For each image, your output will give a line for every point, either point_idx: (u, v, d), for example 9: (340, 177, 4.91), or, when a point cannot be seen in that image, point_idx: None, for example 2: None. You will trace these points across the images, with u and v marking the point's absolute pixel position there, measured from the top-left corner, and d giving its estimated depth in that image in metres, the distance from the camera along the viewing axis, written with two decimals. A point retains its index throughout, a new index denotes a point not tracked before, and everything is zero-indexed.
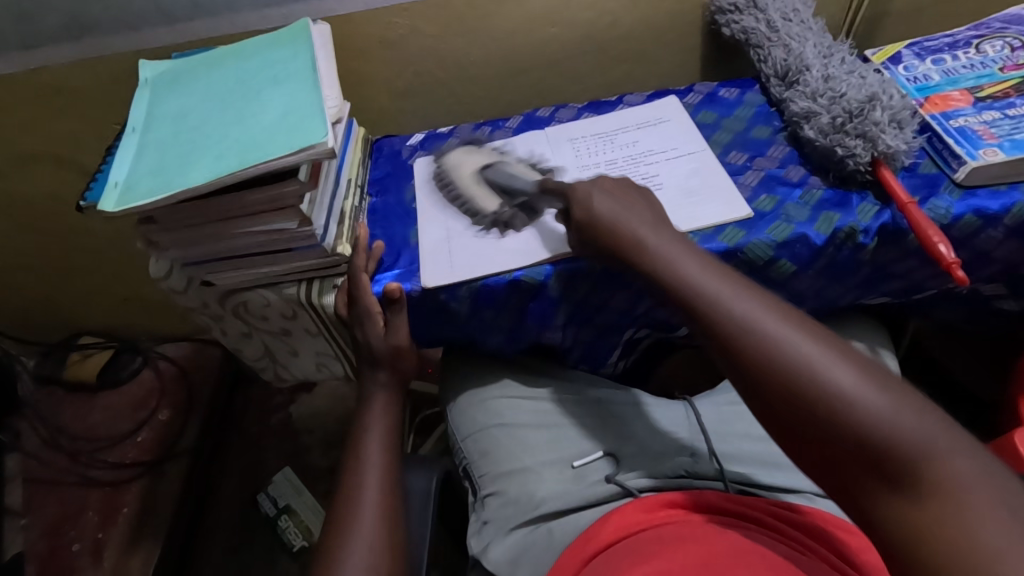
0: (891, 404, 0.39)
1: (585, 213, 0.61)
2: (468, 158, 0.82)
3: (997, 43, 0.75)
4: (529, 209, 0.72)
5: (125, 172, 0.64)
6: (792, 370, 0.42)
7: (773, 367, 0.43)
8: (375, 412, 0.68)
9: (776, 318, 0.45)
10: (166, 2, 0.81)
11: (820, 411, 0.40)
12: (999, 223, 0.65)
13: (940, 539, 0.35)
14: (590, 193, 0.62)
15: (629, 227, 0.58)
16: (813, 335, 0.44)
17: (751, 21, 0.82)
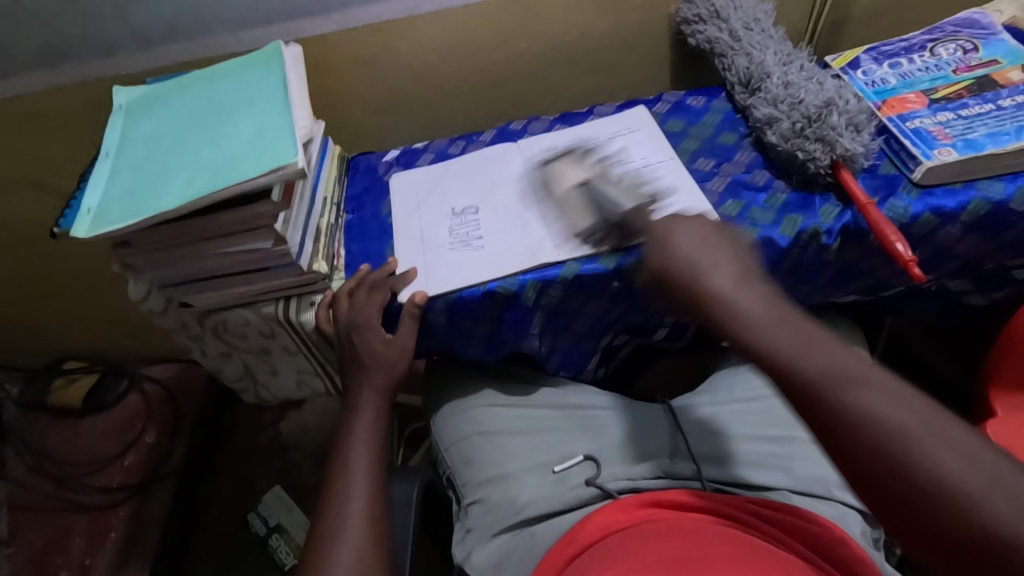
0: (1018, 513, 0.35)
1: (661, 261, 0.55)
2: (570, 169, 0.75)
3: (950, 46, 0.78)
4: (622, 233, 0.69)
5: (98, 197, 0.65)
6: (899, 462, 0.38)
7: (880, 459, 0.39)
8: (359, 421, 0.68)
9: (893, 410, 0.40)
10: (139, 27, 0.82)
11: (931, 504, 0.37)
12: (957, 220, 0.67)
13: None
14: (671, 238, 0.56)
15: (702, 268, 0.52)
16: (918, 415, 0.39)
17: (715, 31, 0.85)
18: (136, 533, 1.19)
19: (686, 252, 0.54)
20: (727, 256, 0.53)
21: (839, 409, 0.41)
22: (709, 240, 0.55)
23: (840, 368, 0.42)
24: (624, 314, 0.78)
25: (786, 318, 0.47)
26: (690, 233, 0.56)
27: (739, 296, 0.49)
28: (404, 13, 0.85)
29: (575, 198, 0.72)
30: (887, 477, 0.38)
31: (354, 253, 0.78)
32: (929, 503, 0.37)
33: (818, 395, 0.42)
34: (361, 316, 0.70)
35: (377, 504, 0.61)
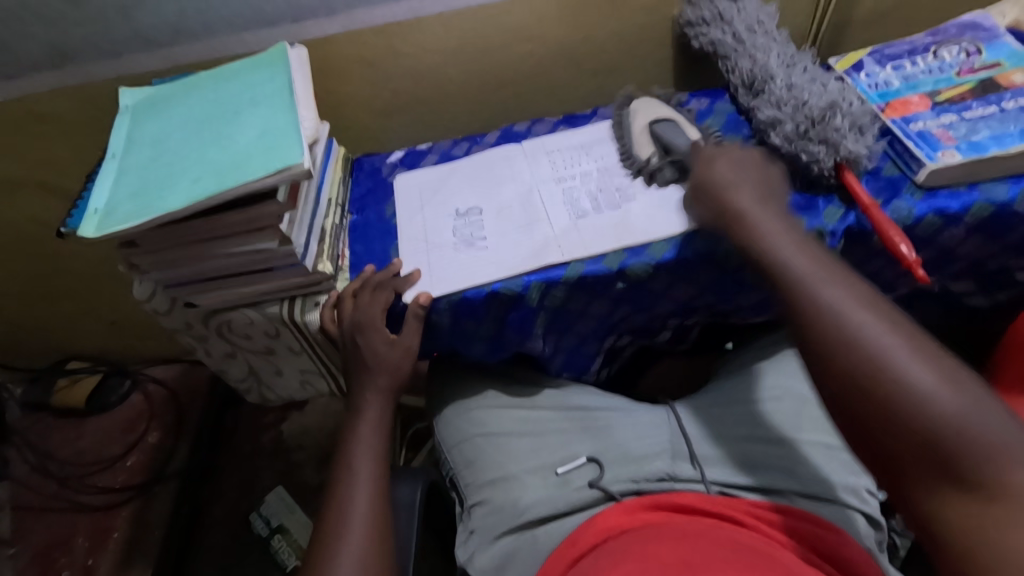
0: (954, 402, 0.42)
1: (701, 178, 0.66)
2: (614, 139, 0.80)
3: (953, 49, 0.78)
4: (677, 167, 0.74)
5: (105, 198, 0.65)
6: (862, 347, 0.47)
7: (860, 364, 0.46)
8: (364, 421, 0.68)
9: (871, 318, 0.49)
10: (145, 29, 0.83)
11: (880, 385, 0.45)
12: (960, 221, 0.67)
13: (978, 531, 0.38)
14: (707, 161, 0.67)
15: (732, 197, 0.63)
16: (894, 327, 0.48)
17: (718, 34, 0.85)
18: (139, 533, 1.19)
19: (715, 178, 0.65)
20: (755, 183, 0.65)
21: (836, 322, 0.49)
22: (746, 182, 0.65)
23: (843, 295, 0.51)
24: (627, 315, 0.78)
25: (814, 255, 0.57)
26: (734, 160, 0.67)
27: (754, 218, 0.61)
28: (408, 14, 0.85)
29: (642, 135, 0.78)
30: (857, 364, 0.47)
31: (358, 254, 0.78)
32: (898, 401, 0.44)
33: (821, 309, 0.51)
34: (365, 316, 0.70)
35: (381, 504, 0.61)
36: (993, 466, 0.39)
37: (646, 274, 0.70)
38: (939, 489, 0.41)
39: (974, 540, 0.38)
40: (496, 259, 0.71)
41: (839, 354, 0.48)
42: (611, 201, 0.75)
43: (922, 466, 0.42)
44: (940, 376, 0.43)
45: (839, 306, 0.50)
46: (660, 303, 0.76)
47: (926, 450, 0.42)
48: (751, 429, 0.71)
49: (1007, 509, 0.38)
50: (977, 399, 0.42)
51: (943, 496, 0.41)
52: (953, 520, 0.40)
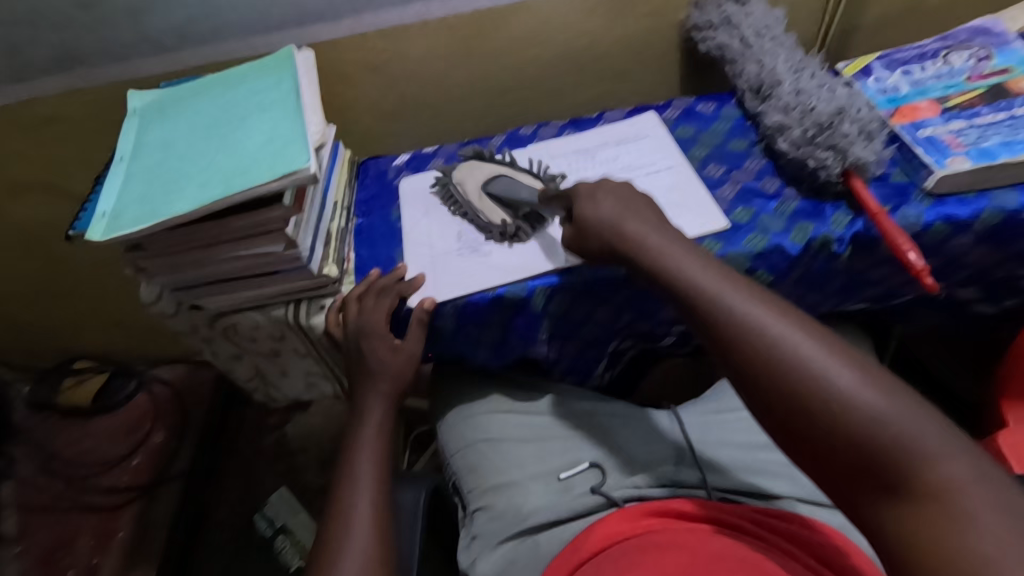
0: (880, 403, 0.42)
1: (590, 211, 0.62)
2: (471, 175, 0.79)
3: (963, 54, 0.77)
4: (532, 220, 0.73)
5: (113, 201, 0.65)
6: (780, 359, 0.46)
7: (786, 384, 0.45)
8: (368, 426, 0.68)
9: (784, 328, 0.47)
10: (153, 32, 0.83)
11: (802, 399, 0.44)
12: (970, 229, 0.66)
13: (918, 539, 0.39)
14: (595, 192, 0.64)
15: (630, 221, 0.60)
16: (809, 333, 0.47)
17: (725, 38, 0.85)
18: (142, 534, 1.19)
19: (612, 208, 0.61)
20: (643, 204, 0.62)
21: (751, 345, 0.47)
22: (630, 209, 0.61)
23: (751, 313, 0.49)
24: (632, 321, 0.77)
25: (720, 270, 0.54)
26: (617, 190, 0.63)
27: (655, 241, 0.58)
28: (414, 19, 0.85)
29: (483, 199, 0.76)
30: (777, 375, 0.46)
31: (363, 257, 0.78)
32: (826, 417, 0.43)
33: (736, 334, 0.48)
34: (369, 320, 0.70)
35: (384, 510, 0.61)
36: (926, 466, 0.40)
37: None
38: (880, 501, 0.41)
39: (922, 551, 0.38)
40: (501, 263, 0.71)
41: (758, 369, 0.47)
42: None
43: (861, 477, 0.42)
44: (861, 375, 0.44)
45: (749, 319, 0.48)
46: (665, 309, 0.76)
47: (863, 461, 0.42)
48: (711, 442, 0.70)
49: (941, 510, 0.39)
50: (893, 396, 0.43)
51: (884, 506, 0.41)
52: (895, 532, 0.40)
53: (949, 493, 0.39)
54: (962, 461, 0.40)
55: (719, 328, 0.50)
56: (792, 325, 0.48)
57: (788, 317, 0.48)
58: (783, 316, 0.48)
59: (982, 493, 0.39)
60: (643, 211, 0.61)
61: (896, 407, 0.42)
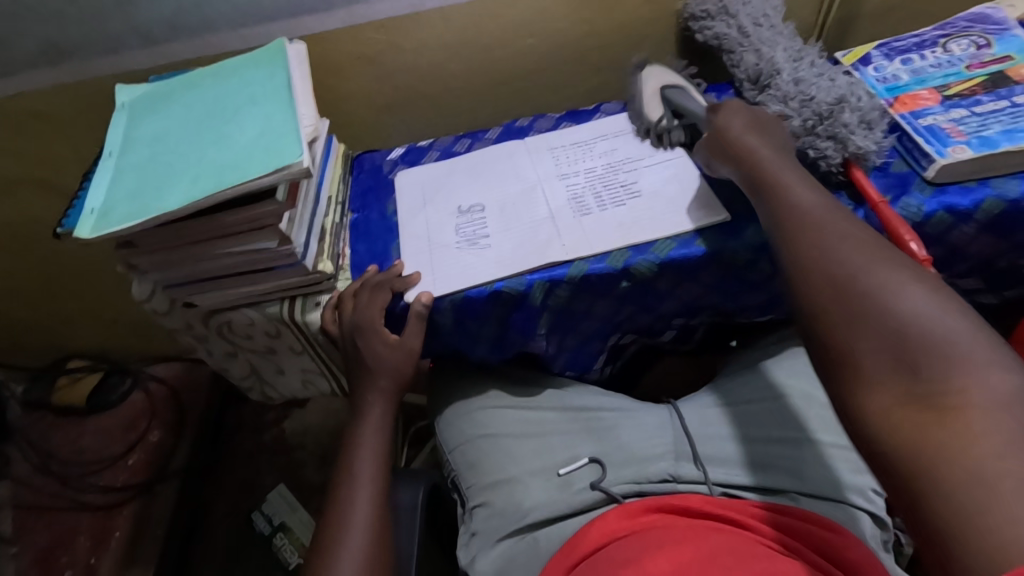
0: (944, 321, 0.45)
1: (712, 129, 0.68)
2: (661, 75, 0.82)
3: (963, 42, 0.76)
4: (690, 131, 0.78)
5: (102, 198, 0.64)
6: (856, 269, 0.51)
7: (852, 288, 0.50)
8: (366, 423, 0.67)
9: (868, 256, 0.51)
10: (143, 24, 0.81)
11: (869, 304, 0.48)
12: (970, 219, 0.66)
13: (929, 435, 0.40)
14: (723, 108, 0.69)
15: (749, 140, 0.65)
16: (892, 261, 0.51)
17: (723, 28, 0.83)
18: (141, 532, 1.19)
19: (729, 121, 0.69)
20: (771, 128, 0.67)
21: (828, 248, 0.53)
22: (757, 127, 0.66)
23: (834, 226, 0.56)
24: (632, 314, 0.77)
25: (823, 195, 0.59)
26: (742, 110, 0.68)
27: (766, 161, 0.62)
28: (408, 9, 0.84)
29: (650, 99, 0.81)
30: (852, 281, 0.50)
31: (359, 253, 0.77)
32: (887, 319, 0.47)
33: (814, 238, 0.55)
34: (364, 316, 0.68)
35: (382, 508, 0.60)
36: (956, 367, 0.42)
37: (652, 272, 0.69)
38: (895, 391, 0.44)
39: (921, 444, 0.40)
40: (499, 257, 0.70)
41: (835, 279, 0.51)
42: (616, 199, 0.74)
43: (883, 370, 0.45)
44: (934, 299, 0.47)
45: (836, 241, 0.54)
46: (665, 302, 0.75)
47: (898, 356, 0.45)
48: (710, 431, 0.71)
49: (961, 409, 0.40)
50: (943, 313, 0.46)
51: (901, 405, 0.44)
52: (901, 422, 0.43)
53: (976, 397, 0.40)
54: (1004, 378, 0.41)
55: (807, 242, 0.55)
56: (873, 250, 0.52)
57: (875, 247, 0.52)
58: (868, 244, 0.53)
59: (1009, 403, 0.39)
60: (759, 134, 0.66)
61: (964, 334, 0.44)
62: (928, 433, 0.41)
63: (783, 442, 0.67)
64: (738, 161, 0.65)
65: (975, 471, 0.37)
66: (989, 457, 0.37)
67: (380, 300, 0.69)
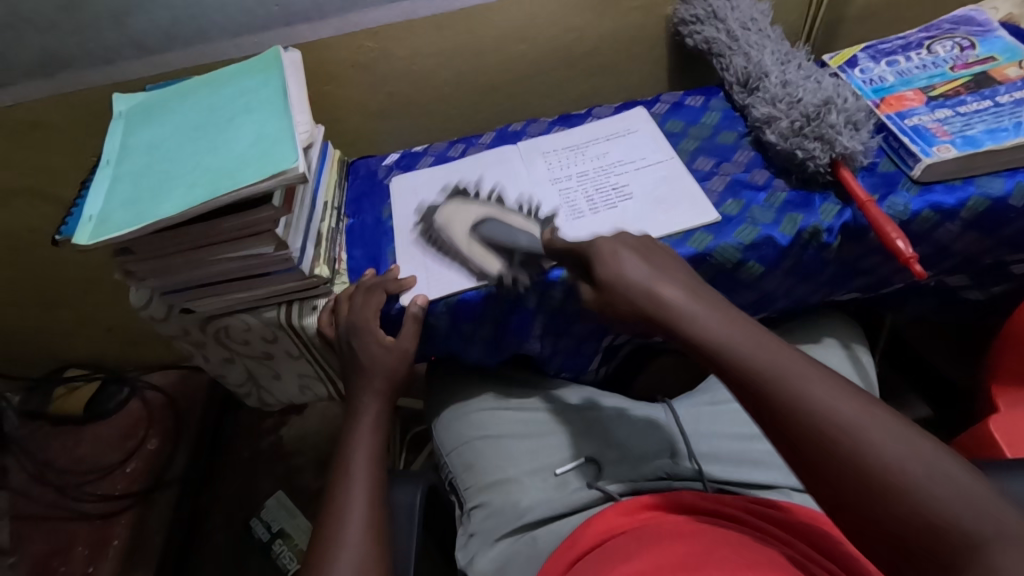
0: (938, 487, 0.38)
1: (610, 272, 0.57)
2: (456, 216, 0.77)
3: (947, 44, 0.78)
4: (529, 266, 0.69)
5: (100, 204, 0.65)
6: (824, 425, 0.42)
7: (822, 449, 0.42)
8: (361, 425, 0.68)
9: (832, 400, 0.43)
10: (139, 34, 0.82)
11: (856, 476, 0.40)
12: (957, 216, 0.67)
13: None
14: (618, 252, 0.58)
15: (666, 287, 0.54)
16: (854, 399, 0.43)
17: (712, 32, 0.85)
18: (138, 541, 1.18)
19: (627, 265, 0.57)
20: (672, 263, 0.58)
21: (786, 395, 0.44)
22: (660, 267, 0.57)
23: (795, 369, 0.45)
24: None
25: (752, 330, 0.50)
26: (636, 250, 0.59)
27: (684, 310, 0.52)
28: (401, 17, 0.85)
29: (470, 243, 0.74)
30: (817, 442, 0.42)
31: (355, 258, 0.78)
32: (876, 492, 0.39)
33: (785, 397, 0.44)
34: (360, 316, 0.69)
35: (378, 509, 0.61)
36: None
37: None
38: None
39: None
40: (493, 261, 0.71)
41: (801, 441, 0.43)
42: (608, 201, 0.75)
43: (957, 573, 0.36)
44: (913, 451, 0.39)
45: (792, 385, 0.45)
46: None
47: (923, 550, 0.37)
48: (717, 428, 0.71)
49: None
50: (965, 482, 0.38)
51: None
52: None
53: None
54: None
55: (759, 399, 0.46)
56: (829, 390, 0.44)
57: (831, 386, 0.44)
58: (823, 382, 0.44)
59: None
60: (666, 269, 0.57)
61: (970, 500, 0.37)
62: None
63: (772, 438, 0.69)
64: (661, 316, 0.53)
65: None
66: None
67: (375, 303, 0.69)
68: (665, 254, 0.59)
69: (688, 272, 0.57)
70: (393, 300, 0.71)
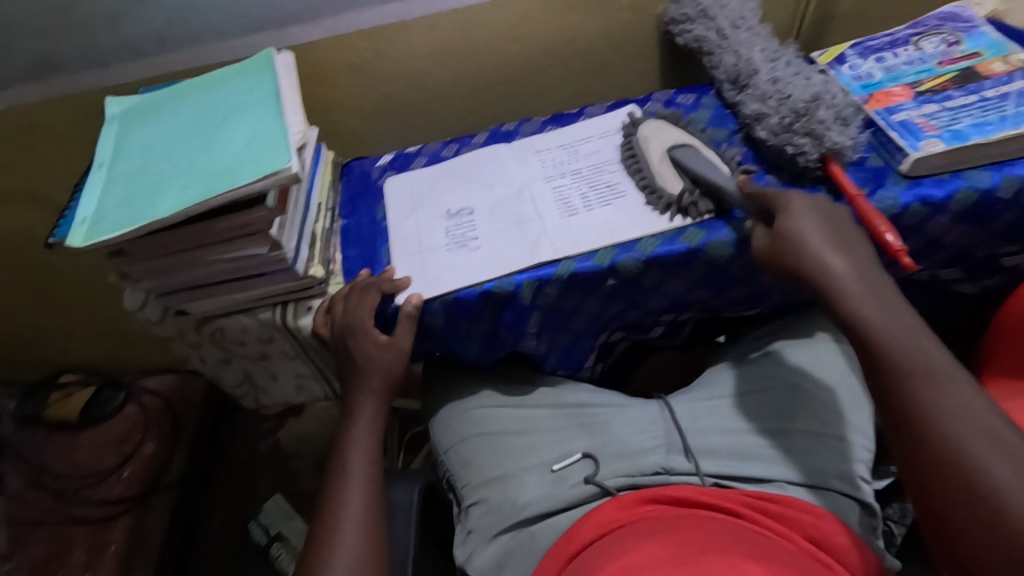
0: None
1: (785, 228, 0.61)
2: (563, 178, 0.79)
3: (934, 40, 0.79)
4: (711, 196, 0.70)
5: (93, 206, 0.65)
6: (941, 436, 0.48)
7: (932, 452, 0.48)
8: (358, 425, 0.68)
9: (967, 410, 0.49)
10: (132, 37, 0.83)
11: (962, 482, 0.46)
12: (946, 209, 0.67)
13: None
14: (796, 209, 0.62)
15: (831, 262, 0.59)
16: (977, 423, 0.48)
17: (702, 30, 0.85)
18: (135, 546, 1.18)
19: (808, 228, 0.60)
20: (845, 233, 0.62)
21: (908, 404, 0.51)
22: (831, 236, 0.61)
23: (931, 374, 0.51)
24: (620, 311, 0.78)
25: (904, 322, 0.55)
26: (816, 212, 0.62)
27: (847, 288, 0.58)
28: (394, 18, 0.86)
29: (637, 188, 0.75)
30: (935, 442, 0.48)
31: (350, 258, 0.78)
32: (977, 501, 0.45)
33: (921, 396, 0.50)
34: (354, 316, 0.69)
35: (376, 508, 0.61)
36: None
37: (638, 269, 0.70)
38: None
39: None
40: (488, 258, 0.72)
41: (918, 440, 0.49)
42: (602, 198, 0.75)
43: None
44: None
45: (922, 394, 0.51)
46: (652, 299, 0.76)
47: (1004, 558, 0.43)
48: (706, 423, 0.71)
49: None
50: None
51: None
52: None
53: None
54: None
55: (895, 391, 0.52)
56: (964, 403, 0.49)
57: (965, 402, 0.49)
58: (955, 398, 0.49)
59: None
60: (835, 239, 0.61)
61: None
62: None
63: (769, 432, 0.69)
64: (822, 283, 0.59)
65: None
66: None
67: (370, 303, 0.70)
68: (850, 226, 0.62)
69: (862, 241, 0.62)
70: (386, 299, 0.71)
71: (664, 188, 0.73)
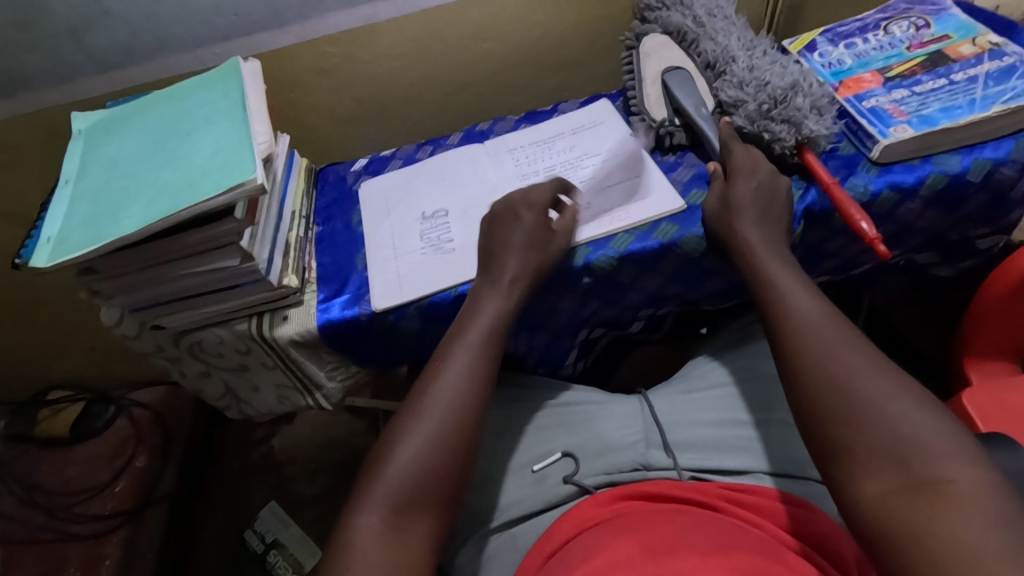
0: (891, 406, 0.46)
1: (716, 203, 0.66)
2: (659, 53, 0.84)
3: (903, 24, 0.79)
4: (688, 133, 0.78)
5: (58, 225, 0.64)
6: (808, 351, 0.52)
7: (800, 361, 0.51)
8: (420, 400, 0.58)
9: (829, 328, 0.53)
10: (96, 51, 0.81)
11: (829, 385, 0.49)
12: (917, 195, 0.67)
13: (913, 522, 0.40)
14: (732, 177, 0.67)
15: (739, 225, 0.63)
16: (845, 341, 0.51)
17: (679, 17, 0.83)
18: (130, 558, 1.18)
19: (743, 203, 0.64)
20: (757, 197, 0.65)
21: (794, 323, 0.54)
22: (767, 200, 0.65)
23: (815, 305, 0.55)
24: (597, 308, 0.77)
25: (799, 278, 0.58)
26: (746, 177, 0.66)
27: (763, 252, 0.61)
28: (361, 22, 0.85)
29: (656, 91, 0.81)
30: (801, 358, 0.52)
31: (325, 265, 0.78)
32: (831, 398, 0.48)
33: (788, 319, 0.55)
34: None
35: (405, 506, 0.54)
36: (935, 462, 0.42)
37: (612, 267, 0.70)
38: (886, 479, 0.43)
39: (902, 543, 0.41)
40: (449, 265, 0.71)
41: (789, 357, 0.53)
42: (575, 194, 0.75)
43: (876, 460, 0.44)
44: (888, 379, 0.47)
45: (807, 316, 0.54)
46: (627, 295, 0.76)
47: (887, 452, 0.44)
48: (686, 418, 0.71)
49: (946, 493, 0.40)
50: (910, 405, 0.45)
51: (874, 480, 0.44)
52: (886, 512, 0.42)
53: (955, 484, 0.41)
54: (968, 469, 0.41)
55: (777, 319, 0.56)
56: (835, 330, 0.52)
57: (834, 324, 0.53)
58: (830, 319, 0.53)
59: (992, 497, 0.39)
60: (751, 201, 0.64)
61: (914, 414, 0.45)
62: (903, 522, 0.41)
63: (754, 425, 0.68)
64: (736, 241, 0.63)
65: (962, 549, 0.38)
66: (963, 536, 0.38)
67: None
68: (776, 191, 0.66)
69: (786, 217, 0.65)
70: (350, 308, 0.72)
71: (648, 112, 0.80)
